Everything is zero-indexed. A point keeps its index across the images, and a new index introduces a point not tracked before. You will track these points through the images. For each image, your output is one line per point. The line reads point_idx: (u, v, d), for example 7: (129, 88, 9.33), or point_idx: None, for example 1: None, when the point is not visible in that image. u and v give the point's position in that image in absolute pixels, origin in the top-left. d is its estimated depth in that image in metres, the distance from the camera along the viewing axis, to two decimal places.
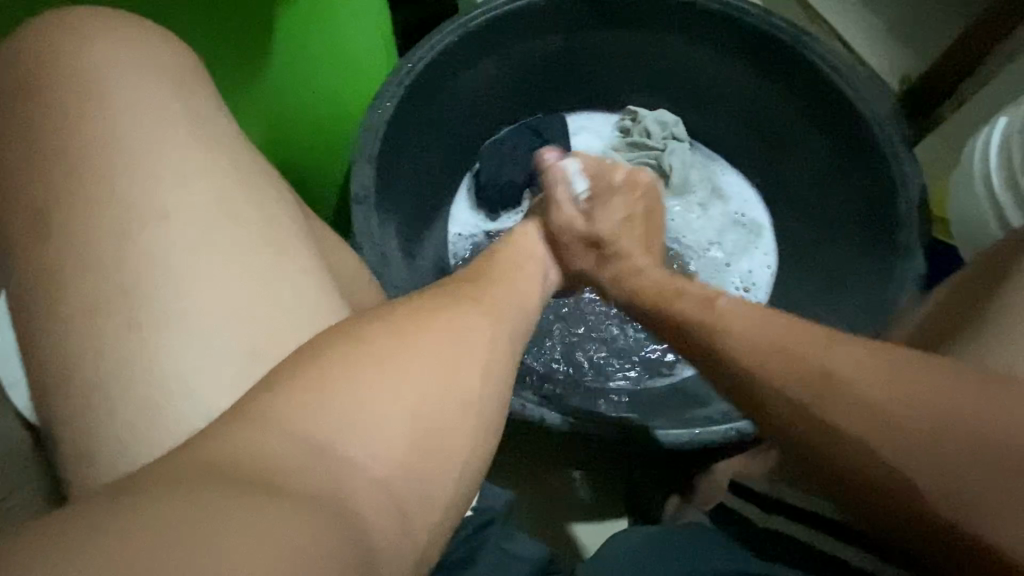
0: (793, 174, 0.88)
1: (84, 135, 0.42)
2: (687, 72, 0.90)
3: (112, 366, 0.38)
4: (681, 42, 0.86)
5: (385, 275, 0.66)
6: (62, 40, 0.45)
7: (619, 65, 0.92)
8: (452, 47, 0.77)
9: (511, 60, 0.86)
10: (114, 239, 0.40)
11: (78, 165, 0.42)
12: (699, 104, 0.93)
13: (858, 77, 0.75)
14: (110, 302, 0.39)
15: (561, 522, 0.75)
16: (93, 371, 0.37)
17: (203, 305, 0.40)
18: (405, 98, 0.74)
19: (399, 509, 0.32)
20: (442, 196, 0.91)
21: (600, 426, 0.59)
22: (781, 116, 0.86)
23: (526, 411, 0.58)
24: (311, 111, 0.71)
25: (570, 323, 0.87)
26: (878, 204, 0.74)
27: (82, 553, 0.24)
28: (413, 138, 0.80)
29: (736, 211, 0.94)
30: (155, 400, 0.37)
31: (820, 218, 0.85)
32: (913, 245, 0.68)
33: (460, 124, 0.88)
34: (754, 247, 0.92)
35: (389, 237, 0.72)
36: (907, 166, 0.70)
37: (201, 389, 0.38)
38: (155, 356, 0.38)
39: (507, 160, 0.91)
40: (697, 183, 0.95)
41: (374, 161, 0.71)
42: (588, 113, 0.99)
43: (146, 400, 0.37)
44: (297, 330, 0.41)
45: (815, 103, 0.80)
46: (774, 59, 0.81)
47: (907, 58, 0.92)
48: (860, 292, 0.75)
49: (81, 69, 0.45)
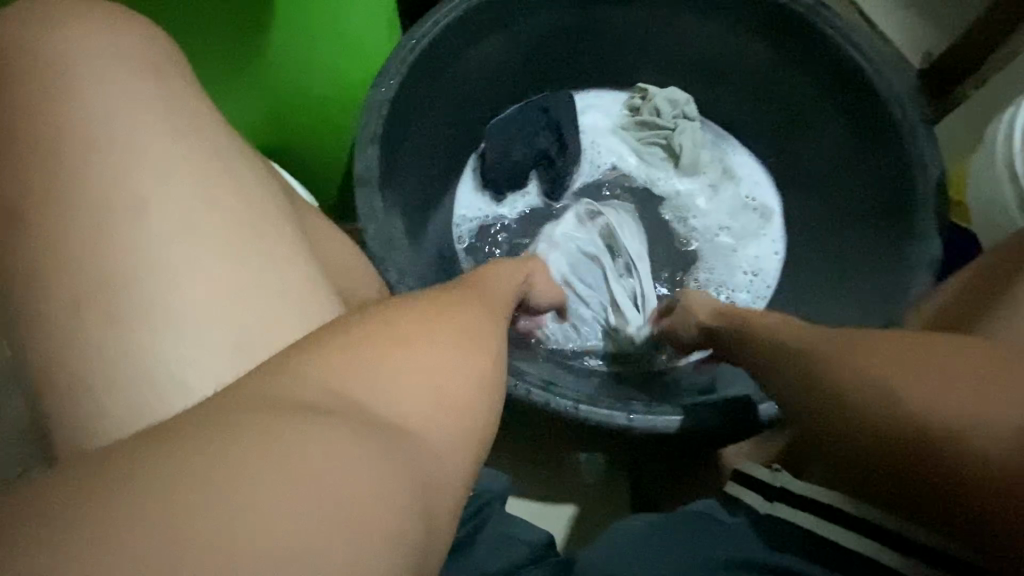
0: (807, 155, 0.86)
1: (74, 115, 0.42)
2: (700, 48, 0.87)
3: (98, 352, 0.37)
4: (693, 15, 0.83)
5: (387, 257, 0.65)
6: (58, 21, 0.45)
7: (628, 42, 0.89)
8: (458, 22, 0.75)
9: (518, 35, 0.83)
10: (105, 224, 0.40)
11: (69, 147, 0.41)
12: (711, 82, 0.91)
13: (878, 54, 0.72)
14: (101, 286, 0.38)
15: (564, 503, 0.76)
16: (82, 358, 0.37)
17: (198, 293, 0.39)
18: (410, 76, 0.72)
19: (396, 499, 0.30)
20: (449, 176, 0.89)
21: (606, 412, 0.58)
22: (796, 95, 0.83)
23: (531, 396, 0.58)
24: (315, 92, 0.70)
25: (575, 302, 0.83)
26: (895, 185, 0.72)
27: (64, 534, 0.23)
28: (418, 118, 0.78)
29: (747, 193, 0.92)
30: (142, 390, 0.36)
31: (831, 200, 0.84)
32: (929, 230, 0.67)
33: (467, 103, 0.87)
34: (764, 231, 0.90)
35: (393, 218, 0.71)
36: (926, 147, 0.68)
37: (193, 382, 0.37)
38: (145, 344, 0.37)
39: (515, 141, 0.89)
40: (708, 164, 0.93)
41: (377, 140, 0.69)
42: (597, 90, 0.96)
43: (137, 390, 0.36)
44: (294, 321, 0.41)
45: (832, 80, 0.77)
46: (789, 34, 0.78)
47: (929, 33, 0.88)
48: (872, 277, 0.74)
49: (71, 51, 0.44)
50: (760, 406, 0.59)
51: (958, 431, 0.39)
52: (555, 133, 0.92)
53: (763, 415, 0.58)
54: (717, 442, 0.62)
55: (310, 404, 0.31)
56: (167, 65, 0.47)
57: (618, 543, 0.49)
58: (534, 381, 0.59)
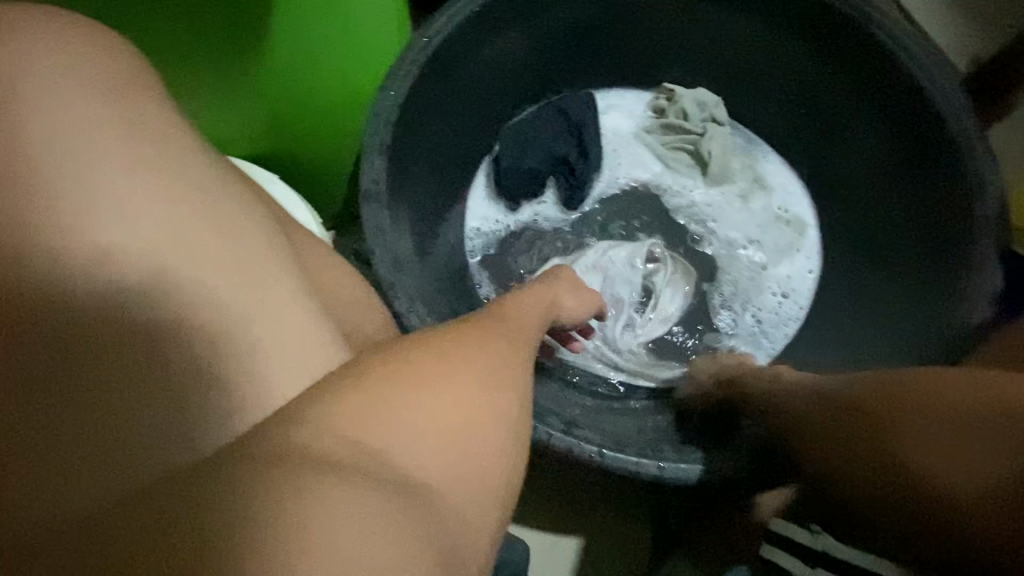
0: (846, 166, 0.80)
1: (43, 146, 0.36)
2: (732, 48, 0.81)
3: (43, 424, 0.30)
4: (726, 12, 0.76)
5: (397, 283, 0.60)
6: (19, 34, 0.39)
7: (653, 40, 0.83)
8: (472, 19, 0.68)
9: (536, 32, 0.77)
10: (63, 267, 0.34)
11: (28, 178, 0.36)
12: (743, 85, 0.84)
13: (933, 61, 0.66)
14: (49, 340, 0.32)
15: (575, 535, 0.71)
16: (28, 430, 0.30)
17: (177, 348, 0.33)
18: (420, 78, 0.66)
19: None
20: (459, 181, 0.83)
21: (632, 459, 0.54)
22: (837, 101, 0.77)
23: (552, 442, 0.53)
24: (316, 96, 0.64)
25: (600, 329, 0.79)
26: (948, 206, 0.67)
27: None
28: (428, 123, 0.73)
29: (778, 205, 0.86)
30: (94, 470, 0.29)
31: (872, 215, 0.78)
32: (987, 260, 0.62)
33: (482, 104, 0.81)
34: (797, 247, 0.84)
35: (402, 235, 0.66)
36: (985, 166, 0.63)
37: (160, 457, 0.30)
38: (103, 408, 0.31)
39: (531, 145, 0.83)
40: (738, 172, 0.87)
41: (385, 151, 0.64)
42: (619, 90, 0.89)
43: (87, 468, 0.29)
44: (289, 382, 0.34)
45: (879, 88, 0.71)
46: (834, 34, 0.71)
47: (981, 33, 0.82)
48: (918, 306, 0.69)
49: (32, 64, 0.38)
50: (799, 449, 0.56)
51: (949, 493, 0.44)
52: (574, 137, 0.85)
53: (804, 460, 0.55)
54: (752, 488, 0.57)
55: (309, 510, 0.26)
56: None
57: None
58: (555, 425, 0.54)
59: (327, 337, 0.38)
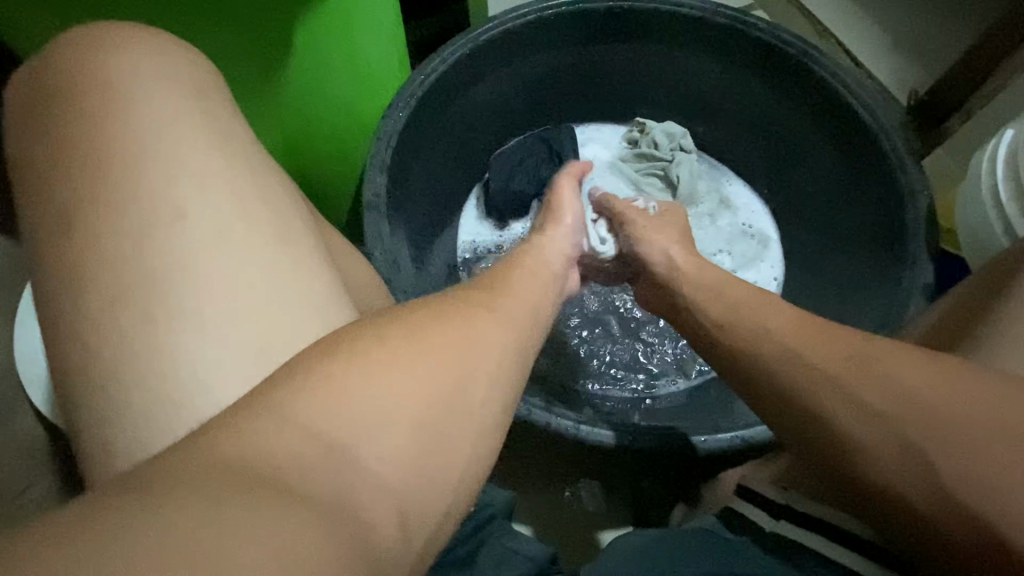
0: (800, 185, 0.89)
1: (106, 141, 0.44)
2: (697, 83, 0.91)
3: (124, 362, 0.38)
4: (686, 53, 0.87)
5: (395, 280, 0.67)
6: (89, 52, 0.47)
7: (626, 78, 0.93)
8: (464, 59, 0.78)
9: (521, 72, 0.87)
10: (138, 233, 0.41)
11: (108, 164, 0.43)
12: (707, 116, 0.95)
13: (866, 90, 0.75)
14: (132, 293, 0.40)
15: (563, 532, 0.75)
16: (109, 364, 0.38)
17: (217, 304, 0.40)
18: (418, 109, 0.76)
19: (395, 494, 0.31)
20: (453, 203, 0.93)
21: (606, 431, 0.60)
22: (789, 128, 0.86)
23: (532, 415, 0.60)
24: (328, 122, 0.73)
25: (550, 339, 0.84)
26: (887, 215, 0.75)
27: (97, 534, 0.25)
28: (426, 148, 0.82)
29: (744, 222, 0.95)
30: (165, 396, 0.38)
31: (826, 227, 0.87)
32: (921, 257, 0.68)
33: (475, 134, 0.91)
34: (762, 260, 0.93)
35: (400, 243, 0.73)
36: (915, 178, 0.70)
37: (213, 388, 0.38)
38: (163, 349, 0.39)
39: (515, 171, 0.93)
40: (706, 194, 0.96)
41: (386, 169, 0.72)
42: (597, 124, 1.00)
43: (160, 395, 0.38)
44: (307, 332, 0.41)
45: (823, 115, 0.80)
46: (780, 70, 0.81)
47: (916, 70, 0.92)
48: (868, 304, 0.76)
49: (108, 74, 0.46)
50: (699, 439, 0.59)
51: (892, 464, 0.39)
52: (556, 163, 0.93)
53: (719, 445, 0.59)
54: (717, 461, 0.61)
55: (322, 414, 0.32)
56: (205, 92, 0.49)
57: (623, 550, 0.48)
58: (535, 401, 0.61)
59: (344, 297, 0.45)
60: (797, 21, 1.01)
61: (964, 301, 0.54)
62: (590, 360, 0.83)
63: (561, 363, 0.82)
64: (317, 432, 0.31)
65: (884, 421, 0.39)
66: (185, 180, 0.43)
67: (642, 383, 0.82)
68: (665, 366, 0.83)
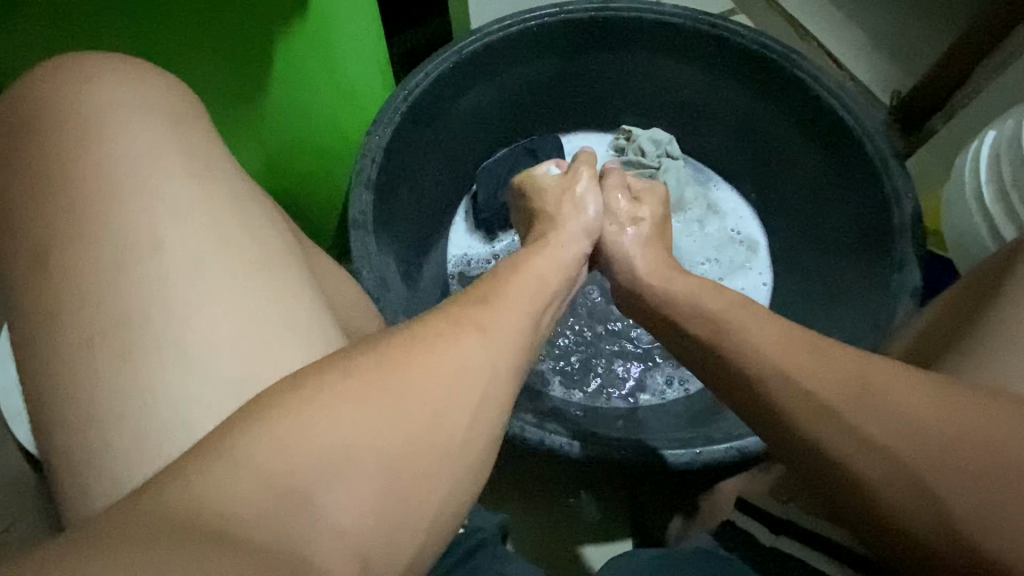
0: (786, 189, 0.90)
1: (81, 173, 0.43)
2: (681, 90, 0.91)
3: (103, 399, 0.37)
4: (670, 60, 0.87)
5: (383, 299, 0.66)
6: (65, 82, 0.46)
7: (610, 86, 0.93)
8: (446, 74, 0.78)
9: (505, 83, 0.87)
10: (117, 266, 0.40)
11: (85, 196, 0.42)
12: (691, 120, 0.95)
13: (848, 93, 0.75)
14: (111, 329, 0.39)
15: (562, 546, 0.74)
16: (89, 400, 0.37)
17: (198, 336, 0.39)
18: (401, 124, 0.75)
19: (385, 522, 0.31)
20: (442, 217, 0.93)
21: (597, 445, 0.60)
22: (774, 132, 0.87)
23: (525, 432, 0.61)
24: (309, 139, 0.72)
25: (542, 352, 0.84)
26: (874, 217, 0.75)
27: None
28: (411, 163, 0.81)
29: (732, 227, 0.96)
30: (148, 432, 0.37)
31: (813, 231, 0.87)
32: (909, 258, 0.69)
33: (461, 146, 0.90)
34: (751, 263, 0.93)
35: (388, 261, 0.72)
36: (900, 180, 0.71)
37: (195, 422, 0.38)
38: (144, 385, 0.38)
39: (503, 181, 0.92)
40: (693, 200, 0.97)
41: (371, 186, 0.71)
42: (582, 133, 1.01)
43: (141, 431, 0.37)
44: (291, 362, 0.40)
45: (806, 119, 0.81)
46: (763, 74, 0.81)
47: (897, 70, 0.93)
48: (858, 306, 0.76)
49: (82, 106, 0.45)
50: (666, 452, 0.59)
51: (851, 481, 0.39)
52: None
53: (717, 456, 0.59)
54: (713, 471, 0.61)
55: (306, 456, 0.31)
56: (186, 118, 0.48)
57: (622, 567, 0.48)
58: (528, 418, 0.62)
59: (334, 324, 0.45)
60: (778, 24, 1.01)
61: (953, 304, 0.54)
62: (581, 371, 0.83)
63: (556, 376, 0.83)
64: (307, 475, 0.31)
65: (879, 446, 0.38)
66: (164, 211, 0.43)
67: (634, 392, 0.82)
68: (654, 376, 0.82)
